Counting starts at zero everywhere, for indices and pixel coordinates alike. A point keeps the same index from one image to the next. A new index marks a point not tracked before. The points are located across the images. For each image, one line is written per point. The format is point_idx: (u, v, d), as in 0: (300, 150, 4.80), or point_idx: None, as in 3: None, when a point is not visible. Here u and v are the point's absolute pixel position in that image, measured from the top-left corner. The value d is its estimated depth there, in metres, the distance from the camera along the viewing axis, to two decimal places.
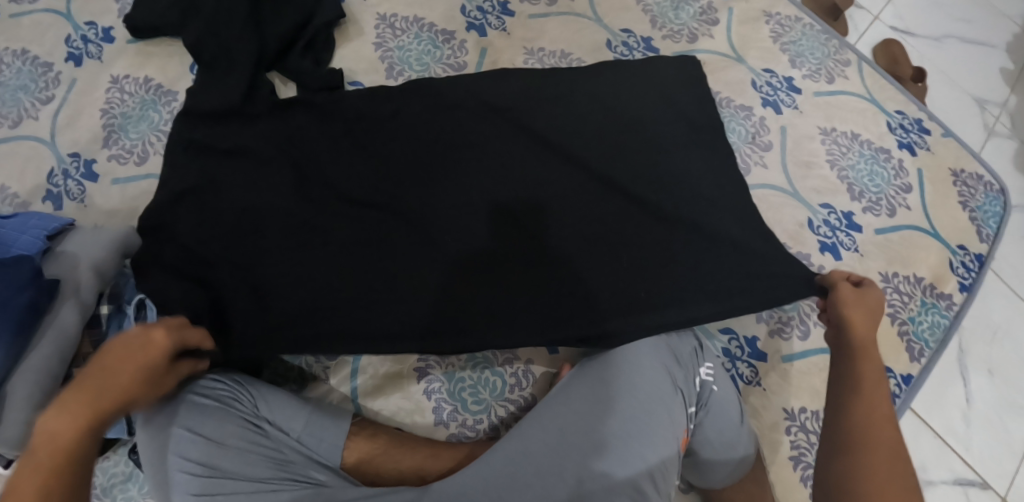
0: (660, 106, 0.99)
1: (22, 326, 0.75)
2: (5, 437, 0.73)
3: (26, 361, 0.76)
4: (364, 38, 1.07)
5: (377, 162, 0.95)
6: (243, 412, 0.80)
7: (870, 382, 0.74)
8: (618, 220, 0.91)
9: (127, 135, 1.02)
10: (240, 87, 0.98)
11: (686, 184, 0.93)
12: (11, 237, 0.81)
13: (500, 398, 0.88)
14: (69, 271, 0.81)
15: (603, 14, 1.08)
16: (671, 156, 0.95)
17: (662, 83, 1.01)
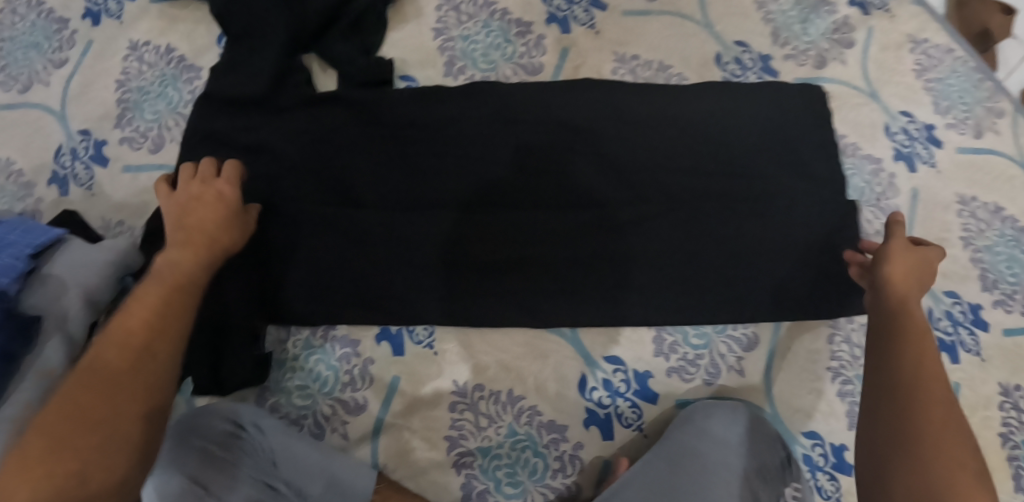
0: (765, 150, 0.84)
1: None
2: None
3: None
4: (422, 22, 0.89)
5: (423, 178, 0.81)
6: (254, 467, 0.71)
7: (919, 330, 0.67)
8: (694, 255, 0.81)
9: (143, 115, 0.88)
10: (271, 71, 0.81)
11: (772, 229, 0.82)
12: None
13: (539, 484, 0.77)
14: (55, 304, 0.67)
15: (715, 18, 0.89)
16: (765, 205, 0.83)
17: (766, 113, 0.85)
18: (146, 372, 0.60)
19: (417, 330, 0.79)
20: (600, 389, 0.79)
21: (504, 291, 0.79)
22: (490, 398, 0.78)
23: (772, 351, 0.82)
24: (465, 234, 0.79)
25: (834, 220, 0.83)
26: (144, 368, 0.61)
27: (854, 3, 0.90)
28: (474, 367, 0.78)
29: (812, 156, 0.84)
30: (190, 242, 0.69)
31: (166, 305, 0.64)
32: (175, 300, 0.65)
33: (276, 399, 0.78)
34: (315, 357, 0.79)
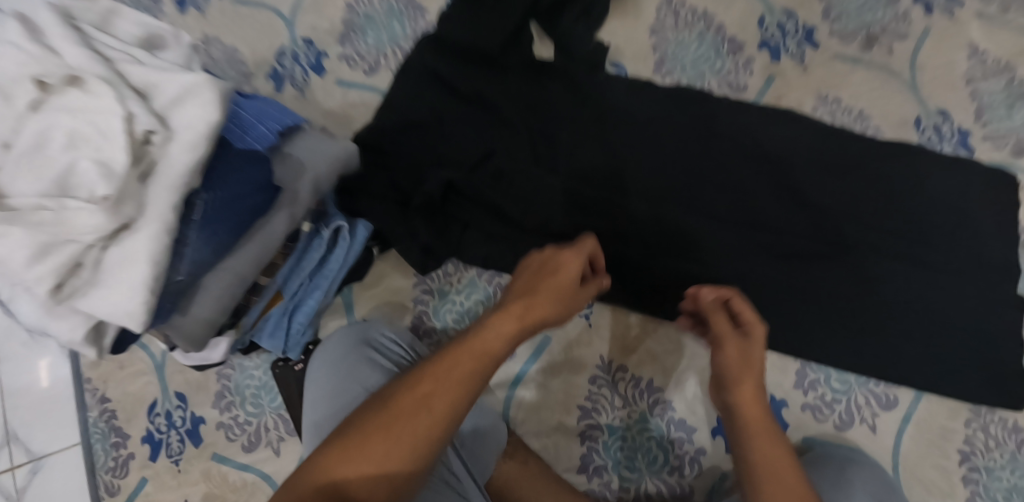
0: (952, 228, 0.83)
1: (236, 227, 0.70)
2: (186, 329, 0.71)
3: (226, 262, 0.72)
4: (640, 21, 0.92)
5: (619, 161, 0.87)
6: None
7: (754, 405, 0.66)
8: (857, 303, 0.82)
9: (365, 40, 0.96)
10: (505, 33, 0.87)
11: (947, 297, 0.82)
12: (247, 122, 0.73)
13: (656, 475, 0.81)
14: (291, 182, 0.75)
15: (924, 82, 0.89)
16: (945, 274, 0.82)
17: (976, 188, 0.84)
18: (397, 466, 0.59)
19: None
20: None
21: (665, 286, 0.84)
22: (630, 381, 0.83)
23: (908, 418, 0.84)
24: (640, 221, 0.84)
25: (1000, 312, 0.82)
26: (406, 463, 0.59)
27: None
28: (621, 346, 0.84)
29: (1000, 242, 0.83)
30: (505, 320, 0.65)
31: (462, 379, 0.62)
32: (477, 370, 0.63)
33: (432, 324, 0.89)
34: (475, 296, 0.89)
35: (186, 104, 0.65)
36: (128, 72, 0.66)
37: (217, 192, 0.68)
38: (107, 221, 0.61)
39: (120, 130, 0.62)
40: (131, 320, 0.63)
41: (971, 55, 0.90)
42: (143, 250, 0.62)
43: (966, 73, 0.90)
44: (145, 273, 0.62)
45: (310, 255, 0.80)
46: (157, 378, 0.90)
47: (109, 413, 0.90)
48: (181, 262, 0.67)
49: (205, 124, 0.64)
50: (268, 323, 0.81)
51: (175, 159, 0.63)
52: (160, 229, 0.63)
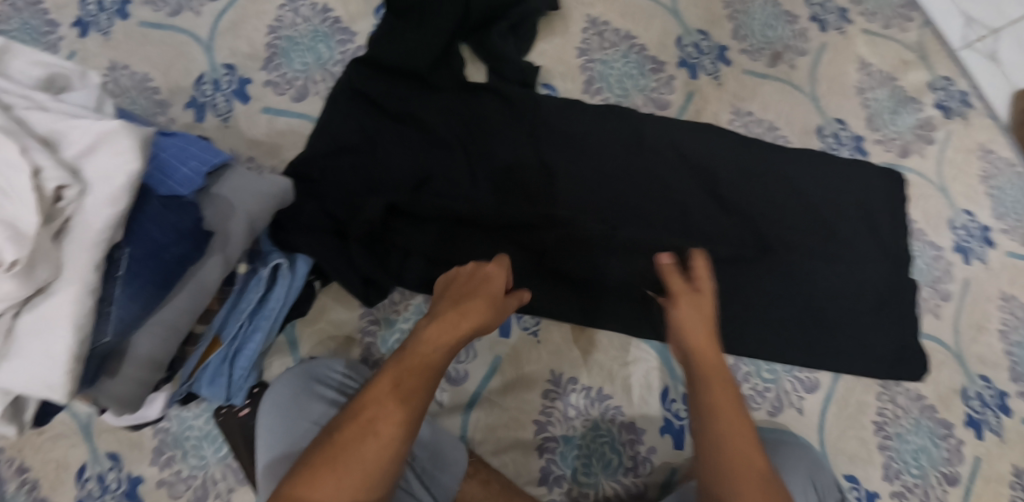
0: (856, 225, 0.91)
1: (165, 281, 0.63)
2: (115, 395, 0.65)
3: (158, 314, 0.66)
4: (567, 39, 0.97)
5: (552, 177, 0.89)
6: None
7: (709, 352, 0.67)
8: (777, 299, 0.89)
9: (291, 65, 0.93)
10: (436, 53, 0.89)
11: (853, 289, 0.90)
12: (170, 165, 0.67)
13: (613, 478, 0.84)
14: (222, 224, 0.70)
15: (822, 93, 0.99)
16: (851, 268, 0.90)
17: (874, 196, 0.94)
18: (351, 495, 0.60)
19: (525, 316, 0.87)
20: (679, 401, 0.87)
21: (608, 298, 0.87)
22: (581, 391, 0.86)
23: (830, 399, 0.92)
24: (581, 235, 0.86)
25: (902, 296, 0.92)
26: (363, 464, 0.60)
27: (939, 106, 1.01)
28: (572, 359, 0.87)
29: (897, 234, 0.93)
30: (441, 331, 0.66)
31: (411, 383, 0.64)
32: (421, 385, 0.64)
33: (381, 355, 0.87)
34: None
35: (101, 153, 0.58)
36: (30, 120, 0.59)
37: (139, 246, 0.61)
38: (18, 289, 0.54)
39: (25, 185, 0.54)
40: (55, 393, 0.57)
41: (861, 68, 1.01)
42: (65, 315, 0.56)
43: (858, 84, 1.00)
44: (68, 342, 0.56)
45: (247, 296, 0.76)
46: (83, 440, 0.84)
47: (31, 484, 0.83)
48: (108, 324, 0.61)
49: (125, 176, 0.58)
50: (206, 372, 0.77)
51: (92, 216, 0.57)
52: (82, 292, 0.56)
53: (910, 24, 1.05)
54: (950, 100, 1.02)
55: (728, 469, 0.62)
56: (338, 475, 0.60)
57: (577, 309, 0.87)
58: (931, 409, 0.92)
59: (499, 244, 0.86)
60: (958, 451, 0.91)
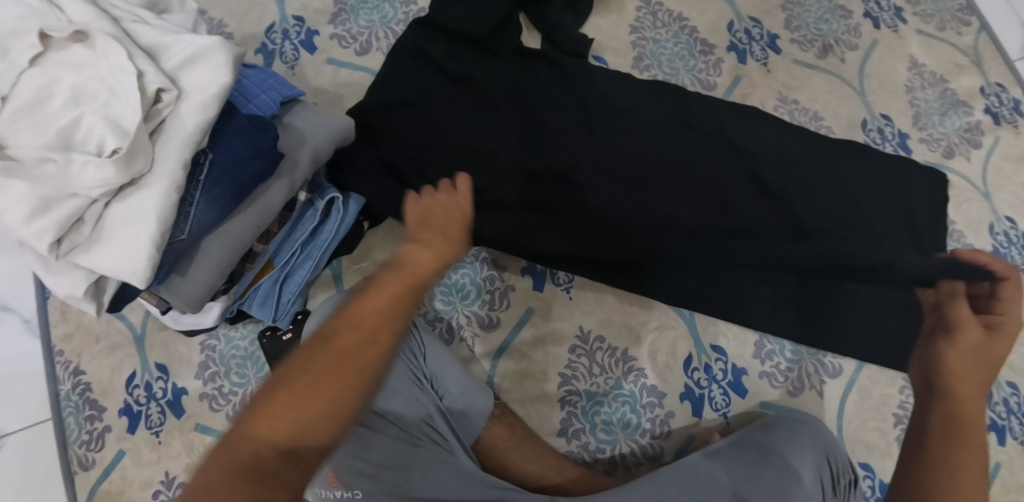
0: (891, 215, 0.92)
1: (240, 191, 0.70)
2: (182, 291, 0.71)
3: (226, 226, 0.72)
4: (623, 16, 1.00)
5: (598, 148, 0.92)
6: (411, 359, 0.79)
7: (969, 405, 0.80)
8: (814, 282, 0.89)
9: (357, 21, 0.99)
10: (496, 20, 0.94)
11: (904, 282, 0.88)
12: (251, 91, 0.76)
13: (630, 437, 0.87)
14: (293, 149, 0.76)
15: (870, 89, 1.00)
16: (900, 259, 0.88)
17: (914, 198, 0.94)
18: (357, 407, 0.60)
19: (560, 273, 0.91)
20: (701, 371, 0.89)
21: (637, 266, 0.89)
22: (606, 350, 0.89)
23: (852, 385, 0.91)
24: (613, 201, 0.90)
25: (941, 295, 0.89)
26: (362, 371, 0.60)
27: (990, 111, 1.01)
28: (601, 320, 0.90)
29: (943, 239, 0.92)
30: (434, 250, 0.69)
31: (392, 292, 0.65)
32: (413, 298, 0.66)
33: None
34: (462, 271, 0.90)
35: (198, 66, 0.66)
36: (137, 33, 0.67)
37: (222, 155, 0.68)
38: (117, 176, 0.61)
39: (132, 84, 0.63)
40: (134, 276, 0.63)
41: (912, 67, 1.02)
42: (153, 205, 0.63)
43: (907, 82, 1.01)
44: (153, 228, 0.62)
45: (303, 226, 0.82)
46: (136, 350, 0.90)
47: (83, 386, 0.90)
48: (185, 223, 0.67)
49: (218, 87, 0.65)
50: (258, 292, 0.82)
51: (186, 118, 0.64)
52: (170, 187, 0.63)
53: (968, 28, 1.05)
54: (1001, 107, 1.01)
55: (945, 455, 0.76)
56: (336, 385, 0.59)
57: (613, 273, 0.90)
58: None
59: (544, 206, 0.90)
60: None
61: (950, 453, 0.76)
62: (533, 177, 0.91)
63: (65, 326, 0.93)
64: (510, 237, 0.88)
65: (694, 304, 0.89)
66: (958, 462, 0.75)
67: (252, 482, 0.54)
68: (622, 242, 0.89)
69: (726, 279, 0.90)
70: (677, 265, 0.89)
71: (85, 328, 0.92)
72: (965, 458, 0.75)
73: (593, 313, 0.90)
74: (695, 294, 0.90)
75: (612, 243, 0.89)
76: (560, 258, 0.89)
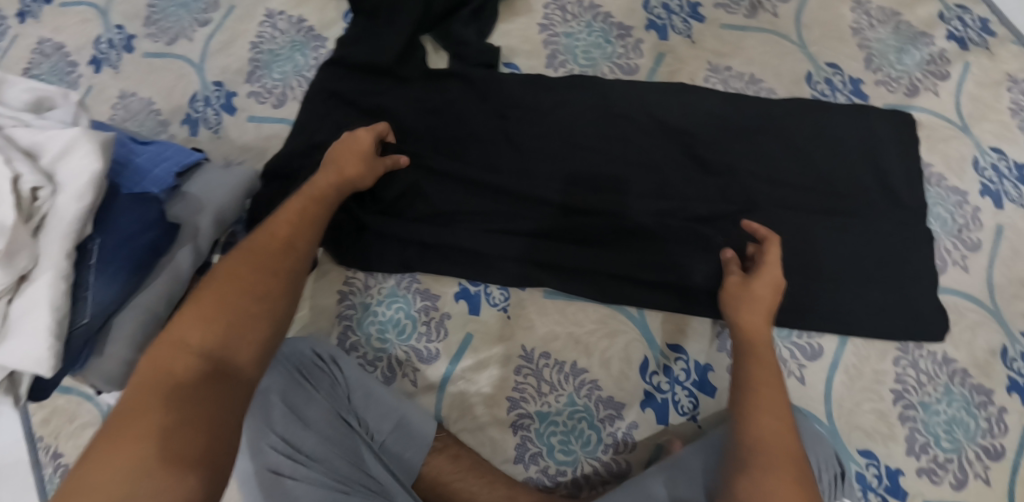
0: (855, 170, 0.84)
1: (135, 265, 0.73)
2: (102, 369, 0.74)
3: (135, 299, 0.76)
4: (532, 17, 0.95)
5: (528, 155, 0.87)
6: (339, 405, 0.77)
7: (756, 322, 0.73)
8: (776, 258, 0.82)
9: (271, 74, 0.98)
10: (398, 47, 0.90)
11: (868, 243, 0.82)
12: (145, 169, 0.78)
13: (591, 456, 0.81)
14: (189, 217, 0.80)
15: (811, 40, 0.91)
16: (849, 224, 0.82)
17: (879, 159, 0.84)
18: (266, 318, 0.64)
19: (494, 293, 0.86)
20: (661, 374, 0.82)
21: (556, 266, 0.84)
22: (555, 366, 0.83)
23: (837, 365, 0.81)
24: (562, 206, 0.85)
25: (908, 252, 0.82)
26: (273, 267, 0.67)
27: (952, 37, 0.91)
28: (545, 336, 0.84)
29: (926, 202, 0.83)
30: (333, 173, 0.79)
31: (301, 212, 0.74)
32: (313, 212, 0.75)
33: (357, 337, 0.86)
34: (396, 305, 0.87)
35: (70, 156, 0.69)
36: (16, 135, 0.71)
37: (108, 236, 0.71)
38: (3, 276, 0.65)
39: (7, 190, 0.66)
40: (40, 367, 0.66)
41: (855, 7, 0.93)
42: (43, 298, 0.66)
43: (853, 24, 0.92)
44: (47, 318, 0.66)
45: None
46: None
47: (64, 468, 0.90)
48: (85, 307, 0.70)
49: (89, 174, 0.69)
50: None
51: (62, 209, 0.68)
52: (55, 277, 0.66)
53: None
54: (965, 30, 0.91)
55: (747, 377, 0.70)
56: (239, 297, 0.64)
57: (563, 274, 0.84)
58: (962, 373, 0.80)
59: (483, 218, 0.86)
60: (999, 420, 0.79)
61: (754, 373, 0.70)
62: (469, 194, 0.86)
63: (42, 411, 0.92)
64: (432, 255, 0.86)
65: (651, 299, 0.83)
66: (755, 385, 0.69)
67: (207, 369, 0.59)
68: (564, 243, 0.84)
69: (676, 270, 0.83)
70: (614, 260, 0.83)
71: (58, 409, 0.92)
72: (765, 390, 0.69)
73: (546, 325, 0.85)
74: (649, 291, 0.83)
75: (556, 246, 0.84)
76: (470, 267, 0.85)
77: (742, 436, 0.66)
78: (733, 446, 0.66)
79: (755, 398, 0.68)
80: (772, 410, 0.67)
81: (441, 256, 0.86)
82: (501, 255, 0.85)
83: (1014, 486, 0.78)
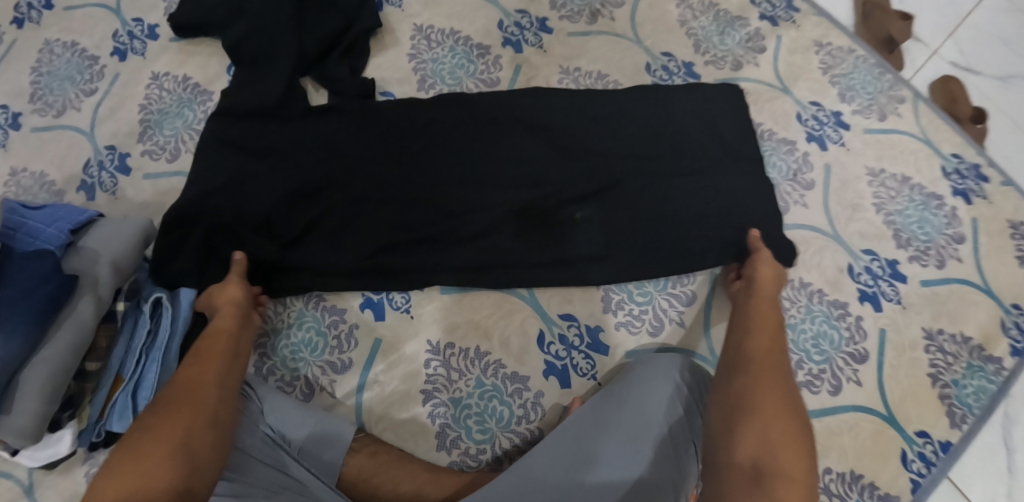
0: (700, 137, 0.95)
1: (37, 319, 0.72)
2: (13, 425, 0.73)
3: (40, 354, 0.74)
4: (400, 48, 1.04)
5: (413, 169, 0.92)
6: (254, 420, 0.80)
7: (768, 310, 0.83)
8: (650, 221, 0.91)
9: (162, 131, 1.04)
10: (279, 89, 0.93)
11: (725, 196, 0.92)
12: (37, 229, 0.80)
13: (506, 429, 0.86)
14: (88, 269, 0.79)
15: (645, 35, 1.04)
16: (706, 181, 0.92)
17: (720, 124, 0.96)
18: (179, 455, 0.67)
19: (396, 297, 0.91)
20: (558, 343, 0.89)
21: (450, 266, 0.90)
22: (460, 354, 0.89)
23: (710, 306, 0.92)
24: (451, 208, 0.91)
25: (756, 199, 0.92)
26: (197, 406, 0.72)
27: (765, 17, 1.05)
28: (446, 327, 0.90)
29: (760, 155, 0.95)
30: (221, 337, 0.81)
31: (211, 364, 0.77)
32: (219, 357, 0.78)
33: (272, 361, 0.89)
34: (306, 325, 0.91)
35: None
36: None
37: (5, 292, 0.71)
38: None
39: None
40: None
41: (679, 3, 1.06)
42: None
43: (679, 17, 1.05)
44: None
45: (139, 331, 0.82)
46: (28, 500, 0.88)
47: None
48: None
49: None
50: (114, 408, 0.80)
51: None
52: None
53: None
54: (775, 10, 1.06)
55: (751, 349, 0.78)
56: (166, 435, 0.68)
57: (465, 269, 0.90)
58: (819, 292, 0.91)
59: (383, 230, 0.89)
60: (858, 327, 0.90)
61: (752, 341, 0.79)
62: (364, 211, 0.90)
63: None
64: (339, 273, 0.89)
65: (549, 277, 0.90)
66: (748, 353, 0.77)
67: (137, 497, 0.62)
68: (461, 241, 0.90)
69: (567, 247, 0.90)
70: (505, 250, 0.90)
71: None
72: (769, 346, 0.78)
73: (454, 319, 0.90)
74: (545, 270, 0.90)
75: (455, 244, 0.90)
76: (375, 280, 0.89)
77: (738, 391, 0.73)
78: (732, 396, 0.74)
79: (761, 360, 0.76)
80: (777, 372, 0.75)
81: (349, 273, 0.89)
82: (406, 261, 0.89)
83: (882, 382, 0.88)
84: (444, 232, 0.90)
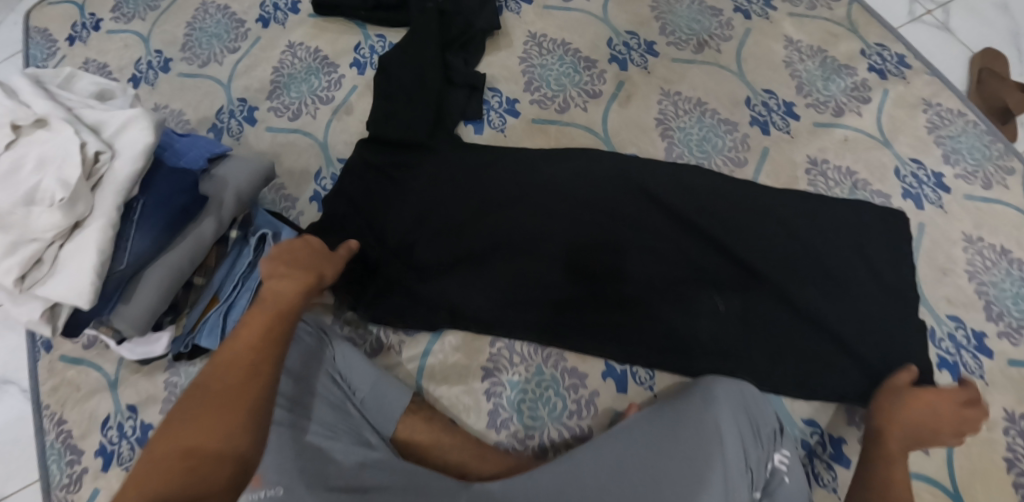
0: (816, 234, 0.91)
1: (170, 223, 0.79)
2: (127, 315, 0.78)
3: (165, 256, 0.80)
4: (511, 51, 1.10)
5: (510, 218, 0.93)
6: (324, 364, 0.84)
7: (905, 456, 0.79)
8: (738, 305, 0.89)
9: (289, 93, 1.13)
10: (403, 111, 0.98)
11: (829, 301, 0.88)
12: (182, 151, 0.86)
13: (556, 421, 0.88)
14: (216, 195, 0.85)
15: (748, 70, 1.06)
16: (810, 282, 0.88)
17: (840, 224, 0.92)
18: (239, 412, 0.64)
19: None
20: None
21: (547, 316, 0.91)
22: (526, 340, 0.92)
23: None
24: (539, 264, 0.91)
25: (864, 311, 0.87)
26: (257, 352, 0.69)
27: (874, 69, 1.06)
28: None
29: (880, 258, 0.90)
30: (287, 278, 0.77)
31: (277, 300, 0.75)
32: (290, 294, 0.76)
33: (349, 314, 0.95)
34: None
35: (129, 130, 0.77)
36: (84, 114, 0.78)
37: (151, 197, 0.78)
38: (64, 218, 0.71)
39: (75, 151, 0.72)
40: (82, 296, 0.71)
41: (787, 45, 1.08)
42: (94, 240, 0.72)
43: (785, 58, 1.07)
44: (95, 256, 0.72)
45: (242, 260, 0.89)
46: (111, 394, 0.97)
47: (65, 433, 0.97)
48: (123, 254, 0.76)
49: (145, 144, 0.76)
50: (206, 324, 0.87)
51: (118, 171, 0.75)
52: (106, 223, 0.73)
53: (837, 3, 1.12)
54: (885, 64, 1.07)
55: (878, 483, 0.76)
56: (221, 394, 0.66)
57: (541, 320, 0.91)
58: None
59: (468, 269, 0.92)
60: None
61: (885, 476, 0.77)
62: (456, 250, 0.92)
63: (52, 381, 1.00)
64: (421, 303, 0.92)
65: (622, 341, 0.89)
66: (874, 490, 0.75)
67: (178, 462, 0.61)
68: (542, 294, 0.91)
69: (648, 314, 0.89)
70: (585, 311, 0.90)
71: (68, 381, 1.00)
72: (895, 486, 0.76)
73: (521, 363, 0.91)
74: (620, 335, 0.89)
75: (537, 297, 0.91)
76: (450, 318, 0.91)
77: None
78: None
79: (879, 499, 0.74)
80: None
81: (429, 303, 0.92)
82: (484, 304, 0.91)
83: (952, 456, 0.86)
84: (528, 284, 0.91)
